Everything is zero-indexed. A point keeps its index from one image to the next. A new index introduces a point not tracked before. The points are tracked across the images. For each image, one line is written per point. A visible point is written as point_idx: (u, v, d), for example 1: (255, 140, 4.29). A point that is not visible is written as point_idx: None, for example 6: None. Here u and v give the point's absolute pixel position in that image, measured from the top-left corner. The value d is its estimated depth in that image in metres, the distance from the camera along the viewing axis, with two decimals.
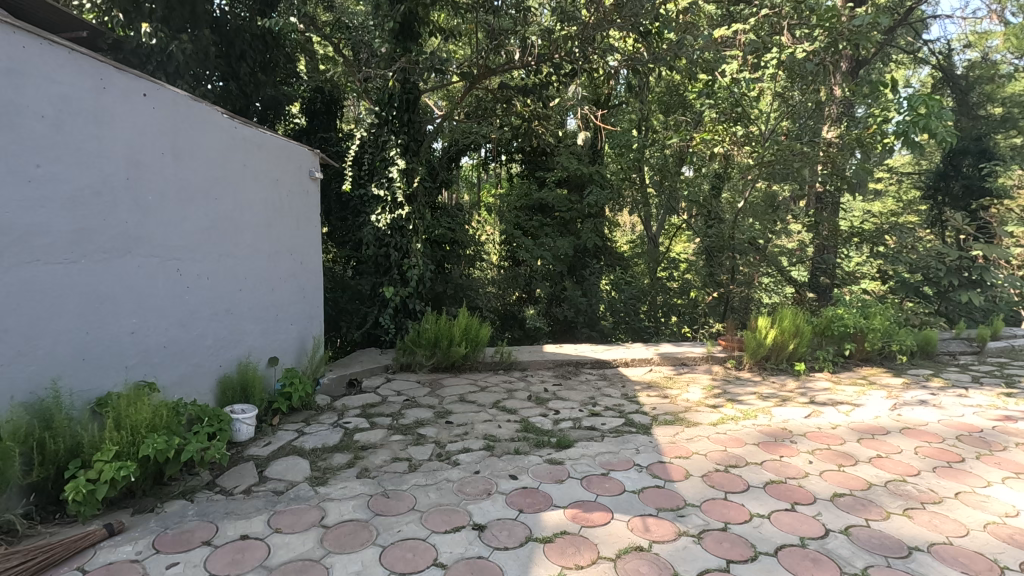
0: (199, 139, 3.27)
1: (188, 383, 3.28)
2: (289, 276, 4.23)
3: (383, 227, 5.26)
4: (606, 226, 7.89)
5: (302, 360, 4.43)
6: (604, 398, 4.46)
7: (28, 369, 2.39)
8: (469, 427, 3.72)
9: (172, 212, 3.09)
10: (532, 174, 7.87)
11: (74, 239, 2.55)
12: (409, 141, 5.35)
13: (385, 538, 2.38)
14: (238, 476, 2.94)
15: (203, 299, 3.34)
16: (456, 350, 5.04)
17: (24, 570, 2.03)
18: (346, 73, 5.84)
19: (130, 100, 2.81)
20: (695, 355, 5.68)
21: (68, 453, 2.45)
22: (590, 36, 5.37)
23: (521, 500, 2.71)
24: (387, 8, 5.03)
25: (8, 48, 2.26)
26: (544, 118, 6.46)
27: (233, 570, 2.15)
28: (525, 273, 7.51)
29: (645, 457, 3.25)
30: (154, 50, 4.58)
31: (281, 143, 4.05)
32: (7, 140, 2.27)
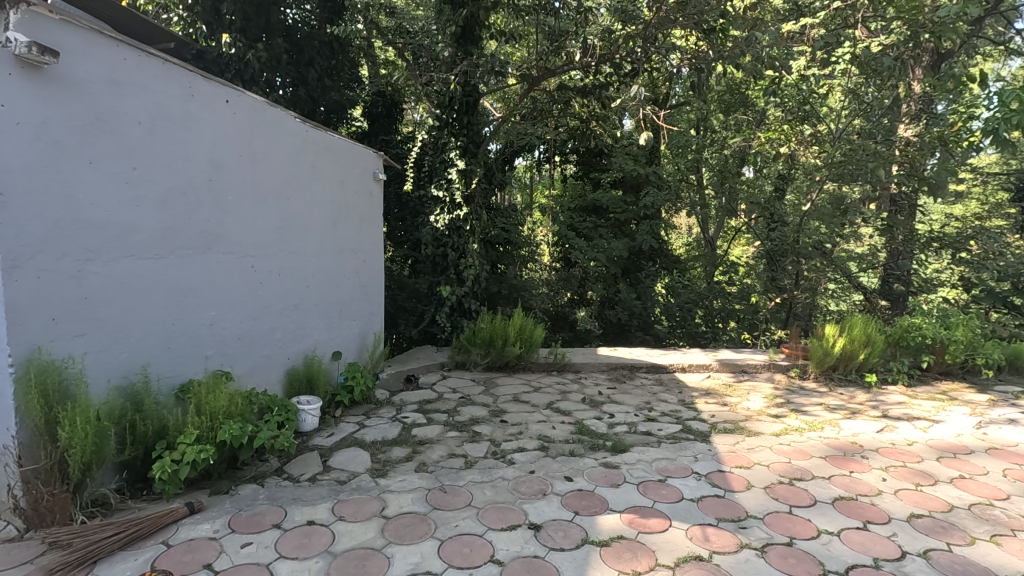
0: (273, 142, 3.44)
1: (259, 374, 3.47)
2: (353, 275, 4.38)
3: (441, 226, 5.38)
4: (662, 228, 7.75)
5: (363, 356, 4.58)
6: (660, 403, 4.37)
7: (122, 356, 2.60)
8: (523, 427, 3.74)
9: (248, 212, 3.27)
10: (587, 176, 7.85)
11: (162, 236, 2.74)
12: (469, 143, 5.42)
13: (443, 532, 2.43)
14: (304, 464, 3.07)
15: (274, 296, 3.52)
16: (510, 351, 5.07)
17: (116, 541, 2.22)
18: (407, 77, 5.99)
19: (214, 107, 3.00)
20: (755, 363, 5.48)
21: (155, 435, 2.63)
22: (652, 35, 5.26)
23: (577, 503, 2.70)
24: (450, 13, 5.14)
25: (111, 60, 2.46)
26: (602, 118, 6.46)
27: (301, 553, 2.25)
28: (578, 275, 7.45)
29: (704, 465, 3.17)
30: (233, 59, 4.85)
31: (348, 146, 4.21)
32: (108, 144, 2.47)
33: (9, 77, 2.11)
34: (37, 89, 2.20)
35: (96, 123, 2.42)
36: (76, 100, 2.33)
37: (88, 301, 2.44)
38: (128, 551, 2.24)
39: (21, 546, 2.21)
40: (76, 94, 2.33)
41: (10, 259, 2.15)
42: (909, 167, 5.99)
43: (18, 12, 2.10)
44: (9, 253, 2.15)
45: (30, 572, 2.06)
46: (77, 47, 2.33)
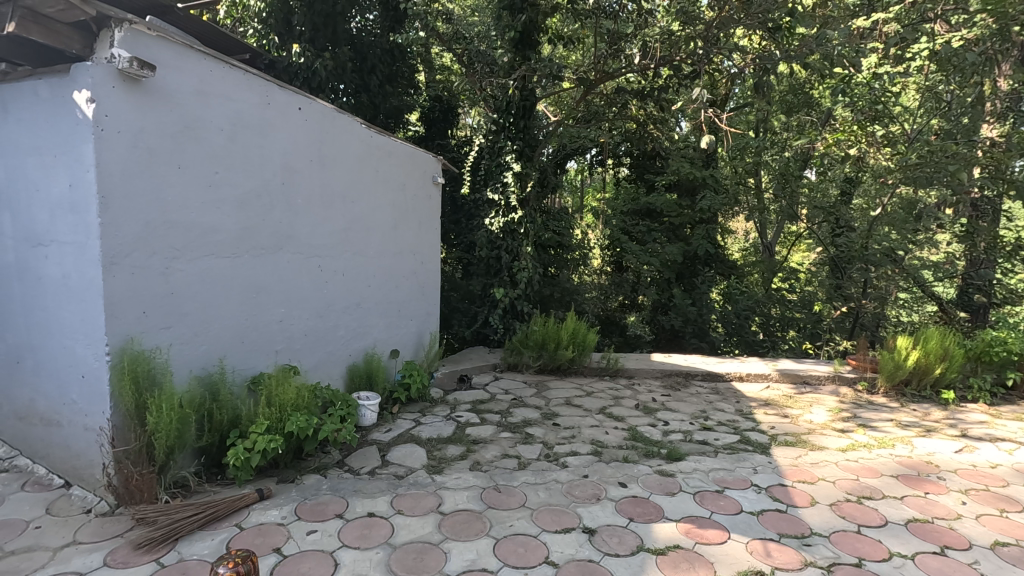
0: (341, 147, 3.59)
1: (324, 369, 3.63)
2: (411, 276, 4.50)
3: (496, 230, 5.43)
4: (718, 233, 7.53)
5: (419, 354, 4.70)
6: (716, 412, 4.27)
7: (202, 348, 2.78)
8: (576, 431, 3.73)
9: (317, 214, 3.43)
10: (641, 178, 7.65)
11: (240, 237, 2.92)
12: (524, 147, 5.44)
13: (498, 531, 2.47)
14: (364, 458, 3.19)
15: (338, 295, 3.67)
16: (563, 354, 5.07)
17: (195, 522, 2.38)
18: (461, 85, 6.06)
19: (288, 114, 3.16)
20: (819, 374, 5.25)
21: (229, 423, 2.79)
22: (714, 36, 5.12)
23: (632, 509, 2.68)
24: (509, 19, 5.21)
25: (199, 72, 2.64)
26: (659, 120, 6.47)
27: (362, 543, 2.34)
28: (631, 280, 7.35)
29: (764, 477, 3.07)
30: (300, 68, 5.06)
31: (410, 151, 4.32)
32: (193, 150, 2.65)
33: (113, 89, 2.30)
34: (135, 100, 2.39)
35: (185, 131, 2.60)
36: (168, 110, 2.52)
37: (174, 297, 2.62)
38: (205, 531, 2.39)
39: (114, 520, 2.42)
40: (168, 104, 2.52)
41: (108, 256, 2.34)
42: (994, 169, 5.43)
43: (121, 30, 2.28)
44: (108, 251, 2.34)
45: (121, 544, 2.26)
46: (171, 60, 2.51)
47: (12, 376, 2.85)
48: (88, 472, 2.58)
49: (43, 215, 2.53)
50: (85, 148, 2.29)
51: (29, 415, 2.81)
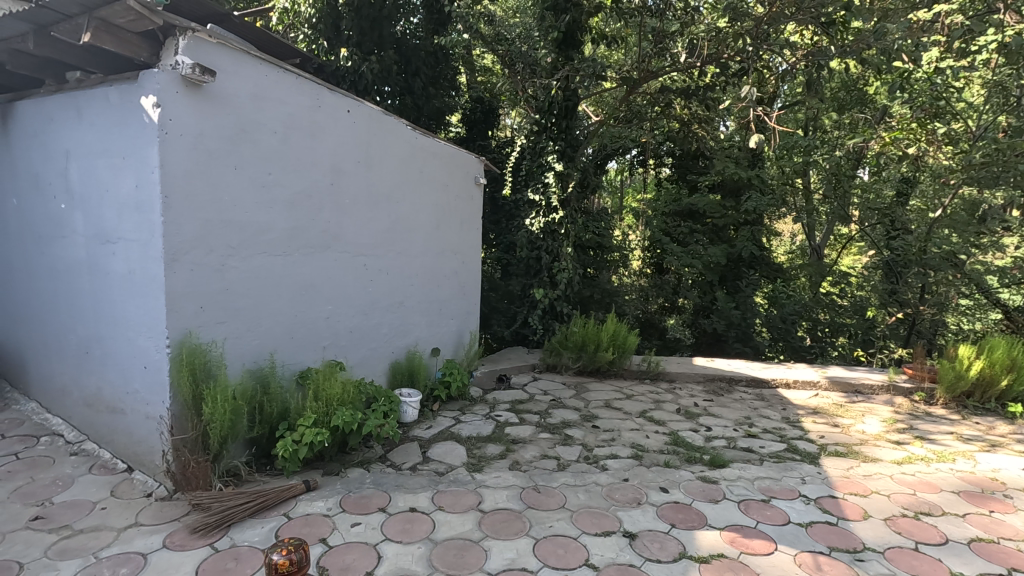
0: (387, 149, 3.67)
1: (367, 365, 3.72)
2: (452, 276, 4.55)
3: (536, 230, 5.42)
4: (764, 235, 7.28)
5: (459, 353, 4.76)
6: (761, 419, 4.15)
7: (254, 343, 2.90)
8: (615, 434, 3.70)
9: (363, 214, 3.51)
10: (682, 179, 7.50)
11: (290, 236, 3.02)
12: (566, 147, 5.42)
13: (538, 531, 2.47)
14: (405, 453, 3.24)
15: (382, 293, 3.75)
16: (603, 356, 5.02)
17: (246, 510, 2.47)
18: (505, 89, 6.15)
19: (337, 116, 3.25)
20: (872, 384, 5.02)
21: (279, 416, 2.88)
22: (765, 32, 4.97)
23: (673, 515, 2.63)
24: (552, 19, 5.21)
25: (255, 77, 2.75)
26: (705, 120, 6.32)
27: (404, 538, 2.38)
28: (673, 282, 7.26)
29: (813, 488, 2.96)
30: (348, 72, 5.19)
31: (453, 152, 4.37)
32: (249, 153, 2.76)
33: (177, 95, 2.42)
34: (197, 104, 2.50)
35: (241, 134, 2.71)
36: (226, 114, 2.63)
37: (229, 293, 2.74)
38: (255, 519, 2.49)
39: (172, 505, 2.54)
40: (226, 108, 2.63)
41: (170, 253, 2.46)
42: None
43: (186, 38, 2.40)
44: (170, 248, 2.46)
45: (178, 528, 2.37)
46: (230, 66, 2.62)
47: (82, 365, 3.04)
48: (148, 458, 2.72)
49: (111, 214, 2.68)
50: (150, 151, 2.42)
51: (96, 403, 2.99)
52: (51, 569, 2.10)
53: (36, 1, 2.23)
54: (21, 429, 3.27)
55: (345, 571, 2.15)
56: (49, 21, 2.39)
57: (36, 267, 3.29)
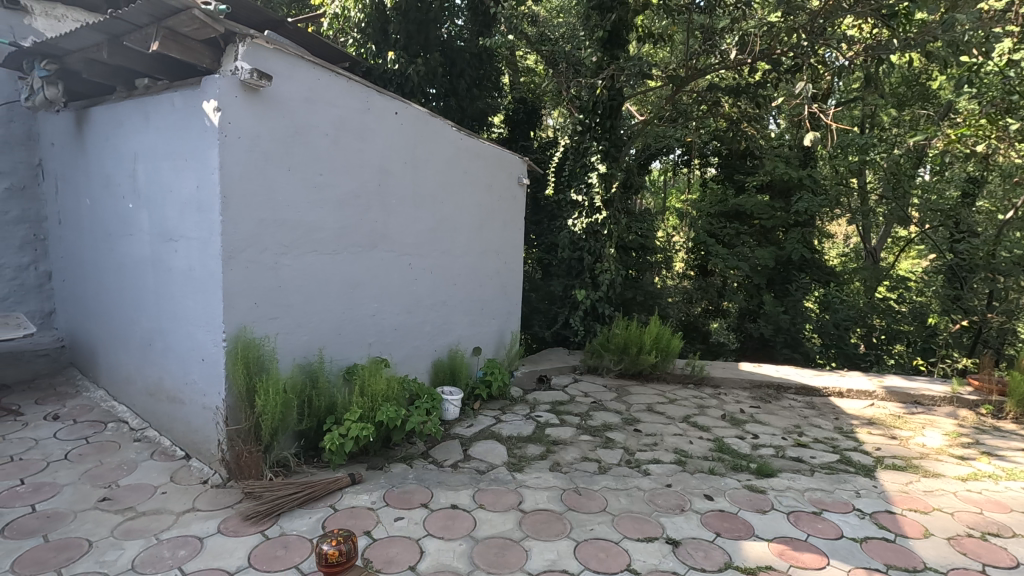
0: (433, 149, 3.72)
1: (411, 362, 3.79)
2: (495, 275, 4.58)
3: (579, 231, 5.42)
4: (815, 237, 7.01)
5: (500, 352, 4.78)
6: (812, 428, 4.00)
7: (304, 338, 2.99)
8: (658, 438, 3.63)
9: (408, 214, 3.57)
10: (729, 179, 7.30)
11: (340, 235, 3.10)
12: (610, 147, 5.36)
13: (579, 534, 2.45)
14: (447, 451, 3.28)
15: (426, 292, 3.80)
16: (645, 359, 4.95)
17: (295, 500, 2.55)
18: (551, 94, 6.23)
19: (385, 118, 3.32)
20: (933, 395, 4.76)
21: (326, 410, 2.97)
22: (820, 26, 4.85)
23: (719, 523, 2.57)
24: (598, 18, 5.16)
25: (309, 81, 2.84)
26: (754, 118, 6.00)
27: (446, 534, 2.41)
28: (718, 284, 7.09)
29: (868, 502, 2.83)
30: (395, 75, 5.29)
31: (497, 153, 4.40)
32: (301, 154, 2.85)
33: (236, 99, 2.52)
34: (254, 108, 2.60)
35: (294, 136, 2.80)
36: (281, 117, 2.73)
37: (282, 290, 2.84)
38: (304, 509, 2.57)
39: (226, 492, 2.65)
40: (281, 111, 2.72)
41: (228, 251, 2.57)
42: None
43: (244, 44, 2.50)
44: (227, 246, 2.56)
45: (232, 515, 2.47)
46: (284, 70, 2.72)
47: (145, 356, 3.21)
48: (204, 447, 2.85)
49: (174, 213, 2.81)
50: (210, 153, 2.53)
51: (158, 393, 3.15)
52: (117, 547, 2.23)
53: (110, 12, 2.36)
54: (91, 414, 3.49)
55: (389, 564, 2.19)
56: (121, 31, 2.53)
57: (105, 262, 3.50)
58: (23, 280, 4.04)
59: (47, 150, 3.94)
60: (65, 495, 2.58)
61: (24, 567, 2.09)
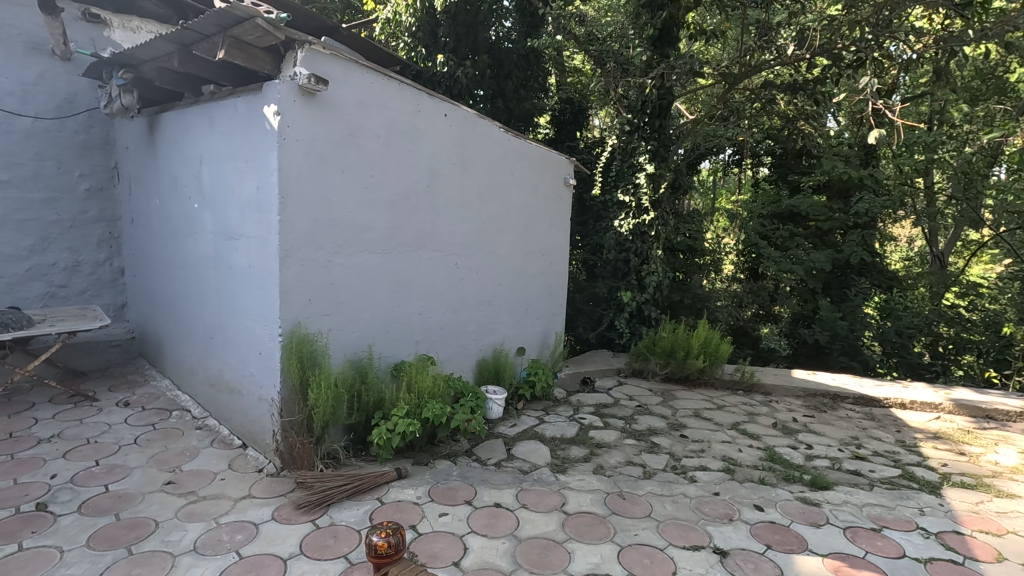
0: (480, 151, 3.76)
1: (456, 361, 3.84)
2: (541, 275, 4.58)
3: (626, 231, 5.36)
4: (877, 239, 6.68)
5: (544, 353, 4.79)
6: (871, 441, 3.81)
7: (354, 335, 3.08)
8: (705, 445, 3.55)
9: (456, 215, 3.62)
10: (784, 179, 7.03)
11: (389, 234, 3.18)
12: (659, 147, 5.26)
13: (622, 538, 2.42)
14: (491, 449, 3.31)
15: (472, 292, 3.85)
16: (692, 363, 4.84)
17: (343, 492, 2.63)
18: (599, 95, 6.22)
19: (435, 120, 3.37)
20: (1007, 409, 4.45)
21: (375, 405, 3.04)
22: (887, 18, 4.59)
23: (769, 535, 2.48)
24: (648, 16, 5.08)
25: (363, 85, 2.92)
26: (812, 116, 6.28)
27: (489, 532, 2.42)
28: (769, 288, 6.84)
29: (932, 521, 2.67)
30: (444, 77, 5.37)
31: (544, 153, 4.39)
32: (355, 156, 2.94)
33: (294, 103, 2.63)
34: (311, 112, 2.71)
35: (348, 139, 2.89)
36: (336, 120, 2.82)
37: (334, 287, 2.93)
38: (352, 501, 2.64)
39: (279, 481, 2.76)
40: (336, 114, 2.81)
41: (285, 250, 2.67)
42: None
43: (303, 51, 2.60)
44: (285, 245, 2.67)
45: (285, 503, 2.57)
46: (340, 75, 2.80)
47: (207, 349, 3.38)
48: (260, 437, 2.97)
49: (235, 213, 2.95)
50: (270, 156, 2.64)
51: (218, 384, 3.31)
52: (180, 528, 2.36)
53: (182, 23, 2.50)
54: (158, 402, 3.70)
55: (433, 559, 2.22)
56: (191, 41, 2.68)
57: (172, 259, 3.71)
58: (99, 275, 4.33)
59: (122, 153, 4.20)
60: (134, 477, 2.75)
61: (97, 542, 2.24)
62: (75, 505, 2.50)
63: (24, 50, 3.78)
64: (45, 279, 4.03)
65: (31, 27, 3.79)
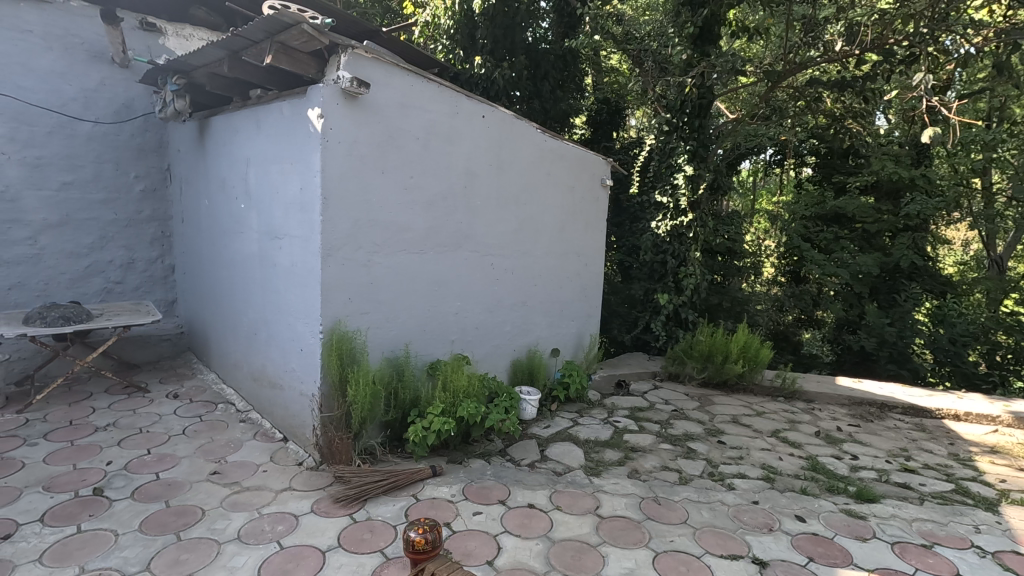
0: (517, 152, 3.76)
1: (491, 361, 3.86)
2: (576, 277, 4.56)
3: (662, 233, 5.29)
4: (929, 243, 6.39)
5: (578, 355, 4.77)
6: (922, 453, 3.64)
7: (392, 333, 3.13)
8: (744, 452, 3.46)
9: (493, 215, 3.64)
10: (828, 180, 6.80)
11: (427, 234, 3.22)
12: (698, 147, 5.16)
13: (658, 544, 2.38)
14: (524, 450, 3.31)
15: (507, 292, 3.86)
16: (731, 368, 4.73)
17: (380, 487, 2.67)
18: (637, 96, 6.16)
19: (472, 122, 3.40)
20: None
21: (410, 403, 3.09)
22: (943, 11, 4.38)
23: (812, 548, 2.40)
24: (688, 14, 4.99)
25: (403, 87, 2.97)
26: (860, 114, 5.96)
27: (523, 532, 2.43)
28: (813, 292, 6.61)
29: (989, 539, 2.54)
30: (481, 79, 5.39)
31: (581, 154, 4.37)
32: (395, 157, 2.99)
33: (337, 106, 2.69)
34: (353, 114, 2.76)
35: (388, 140, 2.94)
36: (377, 122, 2.87)
37: (373, 286, 2.99)
38: (388, 497, 2.69)
39: (318, 475, 2.83)
40: (377, 116, 2.87)
41: (326, 249, 2.74)
42: None
43: (346, 54, 2.66)
44: (327, 244, 2.74)
45: (324, 496, 2.64)
46: (381, 78, 2.86)
47: (251, 345, 3.49)
48: (301, 431, 3.06)
49: (280, 213, 3.04)
50: (314, 157, 2.71)
51: (261, 378, 3.42)
52: (225, 517, 2.45)
53: (232, 30, 2.59)
54: (205, 395, 3.84)
55: (467, 557, 2.24)
56: (240, 47, 2.77)
57: (219, 258, 3.85)
58: (152, 273, 4.52)
59: (174, 156, 4.39)
60: (183, 467, 2.87)
61: (149, 527, 2.35)
62: (128, 492, 2.62)
63: (86, 59, 4.00)
64: (102, 275, 4.24)
65: (93, 37, 4.00)
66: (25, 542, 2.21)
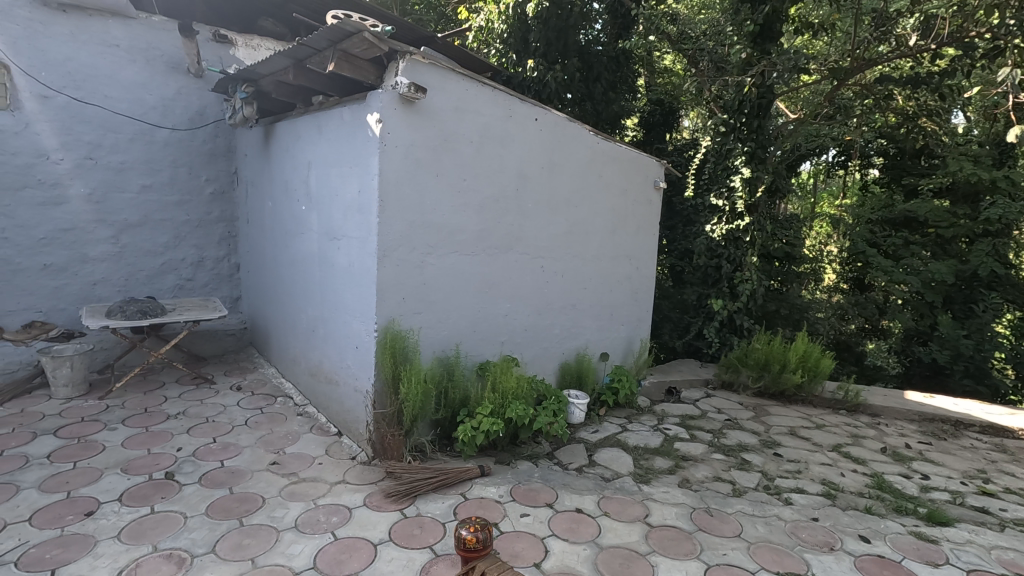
0: (569, 154, 3.76)
1: (540, 363, 3.86)
2: (626, 280, 4.50)
3: (717, 237, 5.17)
4: (1012, 249, 5.92)
5: (628, 360, 4.70)
6: (1002, 475, 3.38)
7: (443, 333, 3.18)
8: (802, 465, 3.32)
9: (544, 218, 3.65)
10: (897, 183, 6.47)
11: (479, 236, 3.26)
12: (757, 148, 4.98)
13: (710, 557, 2.32)
14: (572, 454, 3.29)
15: (557, 294, 3.85)
16: (789, 378, 4.54)
17: (430, 484, 2.72)
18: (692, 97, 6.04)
19: (525, 124, 3.41)
20: None
21: (461, 402, 3.13)
22: None
23: (877, 570, 2.28)
24: (748, 11, 4.82)
25: (458, 92, 3.02)
26: (936, 112, 5.58)
27: (571, 536, 2.42)
28: (877, 301, 6.29)
29: None
30: (534, 82, 5.37)
31: (634, 156, 4.31)
32: (449, 160, 3.04)
33: (394, 111, 2.76)
34: (410, 119, 2.83)
35: (443, 144, 3.00)
36: (432, 126, 2.93)
37: (426, 286, 3.05)
38: (437, 494, 2.73)
39: (371, 470, 2.91)
40: (432, 120, 2.93)
41: (382, 250, 2.82)
42: None
43: (405, 61, 2.73)
44: (383, 245, 2.82)
45: (375, 490, 2.71)
46: (438, 83, 2.92)
47: (309, 341, 3.63)
48: (355, 426, 3.15)
49: (339, 215, 3.15)
50: (372, 161, 2.80)
51: (318, 374, 3.54)
52: (283, 506, 2.55)
53: (298, 39, 2.71)
54: (266, 388, 4.03)
55: (514, 558, 2.25)
56: (305, 55, 2.89)
57: (281, 257, 4.03)
58: (219, 271, 4.78)
59: (241, 160, 4.62)
60: (245, 456, 3.01)
61: (215, 512, 2.48)
62: (197, 477, 2.77)
63: (165, 69, 4.26)
64: (175, 273, 4.51)
65: (172, 49, 4.27)
66: (105, 519, 2.38)
